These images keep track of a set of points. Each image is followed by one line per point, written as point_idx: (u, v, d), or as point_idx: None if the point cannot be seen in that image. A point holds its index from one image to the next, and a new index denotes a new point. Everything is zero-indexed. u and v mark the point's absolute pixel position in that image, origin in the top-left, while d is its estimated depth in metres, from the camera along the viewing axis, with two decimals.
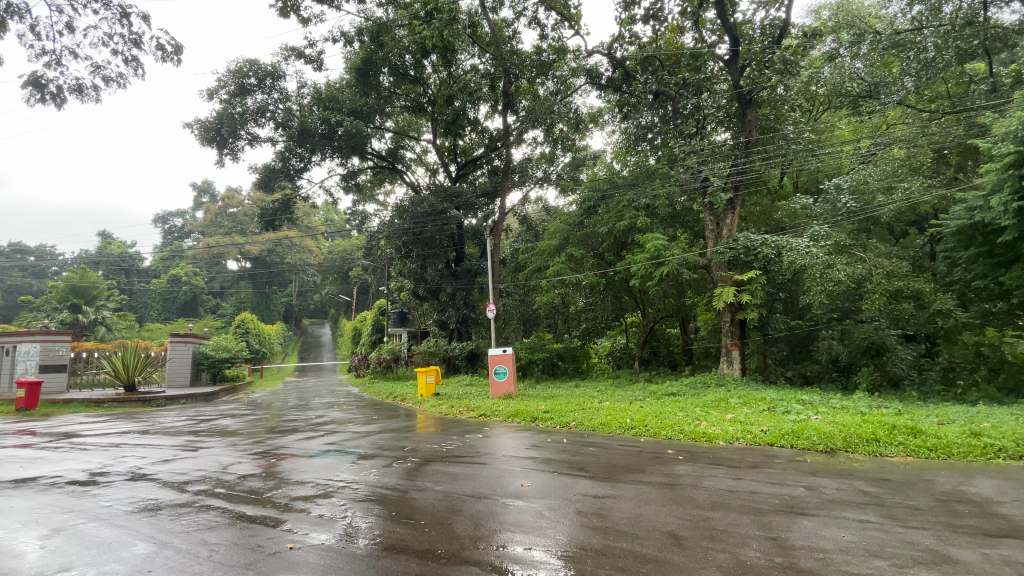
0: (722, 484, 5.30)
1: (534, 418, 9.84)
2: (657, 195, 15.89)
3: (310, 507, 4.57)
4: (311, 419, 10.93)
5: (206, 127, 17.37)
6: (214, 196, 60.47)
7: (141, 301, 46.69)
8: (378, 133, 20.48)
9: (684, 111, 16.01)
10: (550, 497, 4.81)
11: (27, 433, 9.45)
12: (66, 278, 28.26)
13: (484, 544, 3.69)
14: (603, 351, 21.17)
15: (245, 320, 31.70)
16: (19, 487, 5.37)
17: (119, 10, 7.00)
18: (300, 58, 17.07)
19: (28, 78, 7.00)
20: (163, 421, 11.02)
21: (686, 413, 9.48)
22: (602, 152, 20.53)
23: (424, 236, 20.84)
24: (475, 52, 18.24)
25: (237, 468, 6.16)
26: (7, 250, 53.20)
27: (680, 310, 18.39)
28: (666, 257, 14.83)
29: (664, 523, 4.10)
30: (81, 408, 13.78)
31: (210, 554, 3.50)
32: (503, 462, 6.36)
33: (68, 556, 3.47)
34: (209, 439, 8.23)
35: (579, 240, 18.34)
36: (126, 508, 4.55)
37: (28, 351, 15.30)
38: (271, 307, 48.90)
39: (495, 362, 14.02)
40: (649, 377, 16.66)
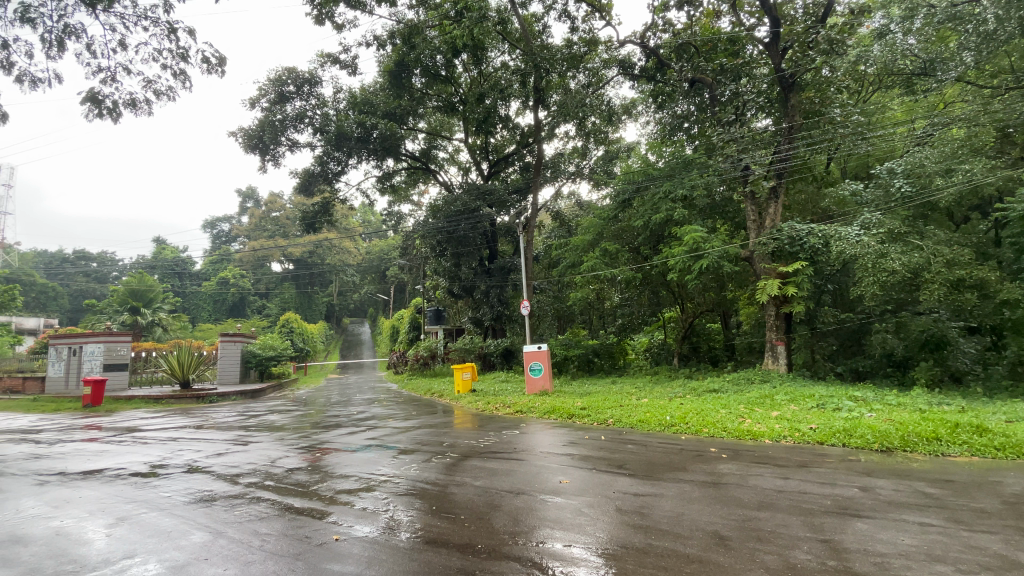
0: (769, 483, 5.12)
1: (571, 414, 9.80)
2: (694, 185, 15.39)
3: (354, 500, 4.71)
4: (352, 415, 11.18)
5: (249, 135, 17.98)
6: (258, 202, 62.93)
7: (193, 303, 49.24)
8: (410, 134, 20.77)
9: (722, 98, 15.49)
10: (589, 494, 4.77)
11: (92, 429, 10.00)
12: (126, 282, 30.09)
13: (524, 541, 3.69)
14: (641, 347, 21.06)
15: (289, 319, 32.87)
16: (88, 478, 5.77)
17: (166, 26, 7.34)
18: (335, 64, 17.48)
19: (87, 95, 7.45)
20: (215, 416, 11.56)
21: (728, 410, 9.19)
22: (636, 143, 19.94)
23: (457, 234, 21.12)
24: (505, 50, 18.22)
25: (284, 462, 6.40)
26: (72, 257, 57.26)
27: (720, 304, 18.00)
28: (706, 249, 14.38)
29: (708, 522, 3.99)
30: (142, 404, 14.68)
31: (261, 544, 3.64)
32: (540, 459, 6.37)
33: (131, 544, 3.69)
34: (258, 434, 8.60)
35: (613, 235, 18.09)
36: (184, 499, 4.81)
37: (92, 351, 16.36)
38: (313, 307, 50.80)
39: (530, 359, 14.05)
40: (689, 373, 16.20)
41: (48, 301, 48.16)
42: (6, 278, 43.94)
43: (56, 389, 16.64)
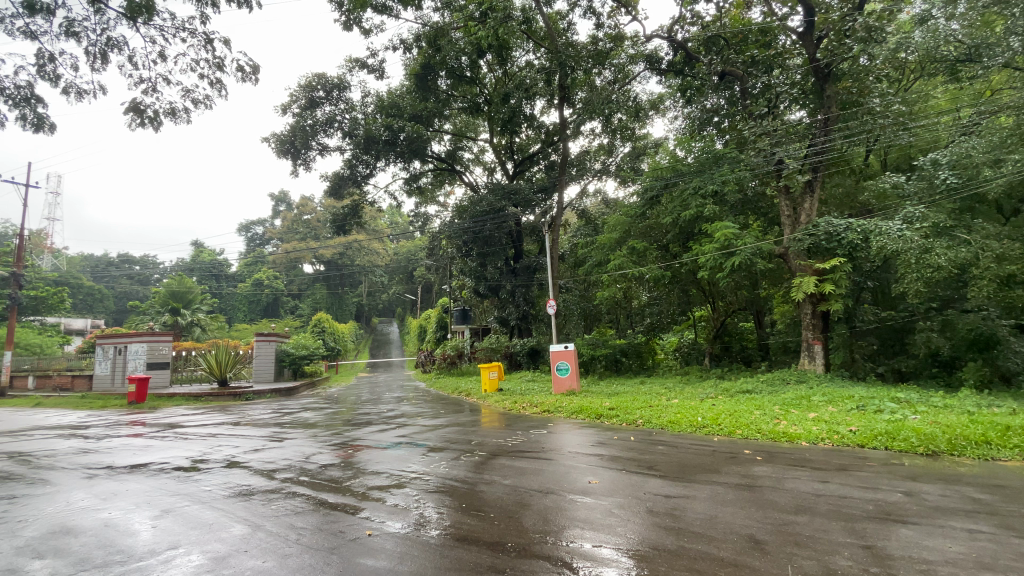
0: (807, 487, 4.96)
1: (599, 415, 9.70)
2: (726, 180, 14.96)
3: (386, 496, 4.78)
4: (383, 413, 11.36)
5: (281, 140, 18.46)
6: (290, 205, 64.58)
7: (229, 304, 50.96)
8: (436, 136, 20.97)
9: (754, 91, 15.11)
10: (619, 494, 4.72)
11: (137, 424, 10.47)
12: (167, 284, 31.35)
13: (555, 540, 3.67)
14: (670, 347, 20.72)
15: (321, 319, 33.68)
16: (134, 472, 6.04)
17: (203, 37, 7.61)
18: (363, 68, 17.78)
19: (130, 105, 7.80)
20: (252, 413, 11.92)
21: (762, 412, 8.92)
22: (664, 139, 19.56)
23: (483, 234, 21.24)
24: (529, 49, 18.20)
25: (318, 458, 6.56)
26: (117, 260, 60.05)
27: (753, 302, 17.59)
28: (737, 246, 14.01)
29: (743, 526, 3.89)
30: (183, 401, 15.27)
31: (297, 538, 3.73)
32: (569, 458, 6.33)
33: (176, 535, 3.84)
34: (292, 431, 8.83)
35: (640, 233, 17.86)
36: (224, 493, 4.98)
37: (136, 351, 17.11)
38: (343, 306, 51.93)
39: (557, 358, 13.99)
40: (721, 373, 15.85)
41: (94, 303, 50.63)
42: (56, 282, 46.36)
43: (103, 386, 17.49)
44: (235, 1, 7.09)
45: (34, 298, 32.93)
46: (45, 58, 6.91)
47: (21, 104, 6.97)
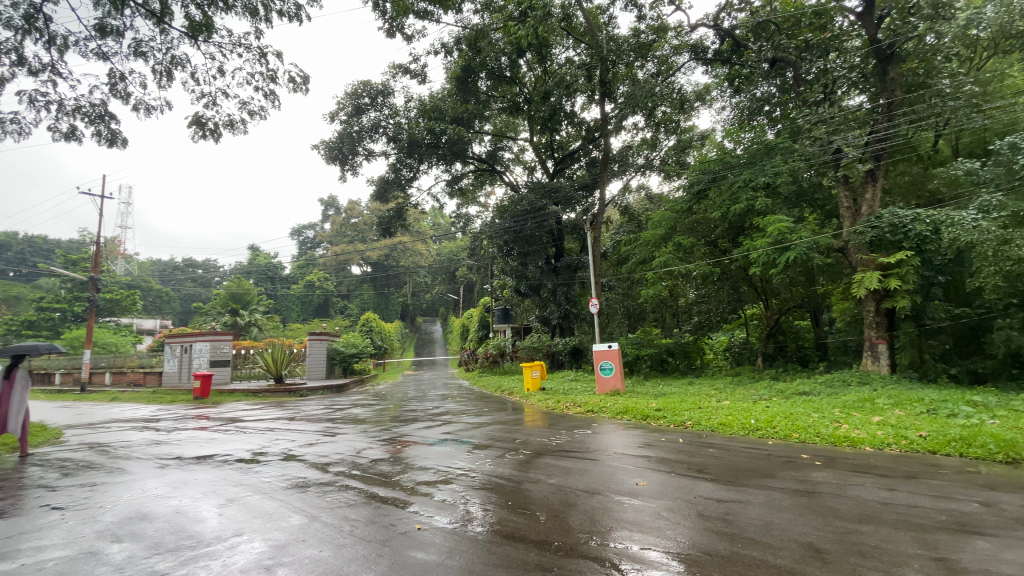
0: (871, 494, 4.68)
1: (645, 416, 9.49)
2: (778, 172, 14.41)
3: (434, 491, 4.89)
4: (429, 410, 11.60)
5: (330, 147, 19.16)
6: (339, 210, 67.00)
7: (284, 305, 53.50)
8: (477, 137, 21.18)
9: (808, 76, 14.33)
10: (668, 497, 4.62)
11: (202, 418, 11.18)
12: (227, 286, 33.26)
13: (602, 541, 3.63)
14: (720, 346, 20.10)
15: (369, 319, 34.78)
16: (202, 463, 6.45)
17: (257, 51, 8.01)
18: (407, 74, 18.19)
19: (193, 119, 8.31)
20: (306, 409, 12.46)
21: (820, 415, 8.47)
22: (711, 130, 18.96)
23: (525, 234, 21.26)
24: (570, 45, 18.03)
25: (369, 453, 6.78)
26: (182, 265, 64.29)
27: (809, 300, 16.83)
28: (792, 240, 13.42)
29: (800, 533, 3.72)
30: (243, 397, 16.17)
31: (350, 530, 3.87)
32: (615, 459, 6.25)
33: (239, 523, 4.07)
34: (343, 426, 9.16)
35: (687, 229, 17.38)
36: (283, 484, 5.24)
37: (201, 349, 18.28)
38: (389, 306, 53.36)
39: (601, 358, 13.82)
40: (775, 374, 15.24)
41: (162, 304, 54.46)
42: (129, 285, 50.20)
43: (171, 382, 18.77)
44: (286, 15, 7.43)
45: (110, 300, 35.75)
46: (117, 77, 7.48)
47: (96, 121, 7.57)
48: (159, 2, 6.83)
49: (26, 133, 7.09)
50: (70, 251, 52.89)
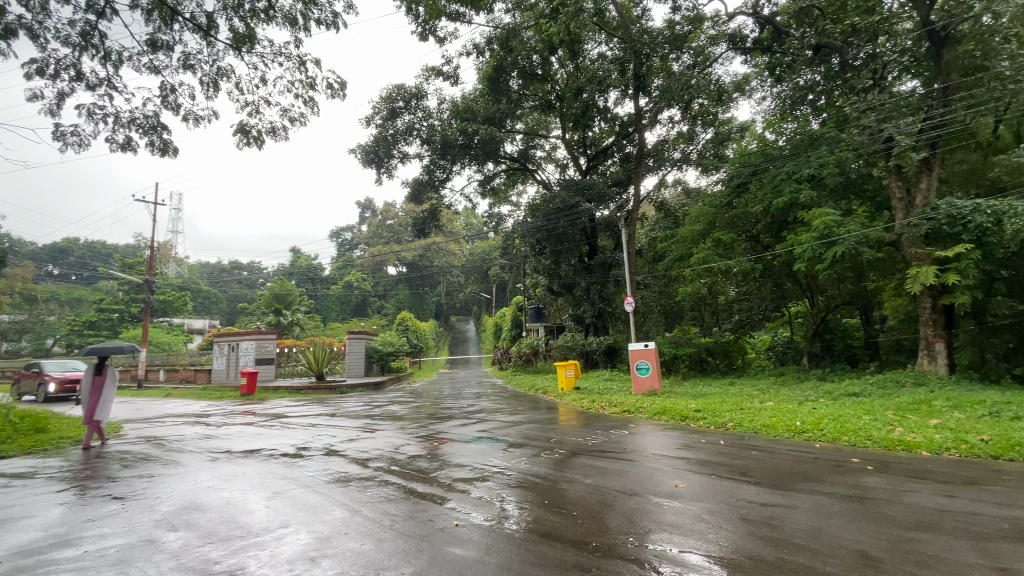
0: (928, 501, 4.42)
1: (684, 417, 9.28)
2: (824, 163, 13.81)
3: (471, 488, 4.94)
4: (464, 408, 11.73)
5: (366, 151, 19.59)
6: (375, 211, 68.54)
7: (324, 305, 55.22)
8: (509, 136, 21.22)
9: (856, 62, 13.67)
10: (709, 500, 4.50)
11: (249, 414, 11.65)
12: (270, 287, 34.61)
13: (640, 542, 3.57)
14: (763, 346, 19.46)
15: (404, 318, 35.42)
16: (250, 457, 6.74)
17: (297, 59, 8.28)
18: (439, 76, 18.39)
19: (238, 127, 8.66)
20: (346, 406, 12.81)
21: (872, 417, 8.06)
22: (751, 121, 18.33)
23: (557, 232, 21.11)
24: (602, 40, 17.66)
25: (407, 449, 6.91)
26: (229, 267, 67.30)
27: (859, 296, 16.07)
28: (839, 235, 12.81)
29: (851, 540, 3.55)
30: (286, 394, 16.79)
31: (390, 524, 3.96)
32: (653, 461, 6.14)
33: (286, 515, 4.23)
34: (382, 423, 9.38)
35: (727, 224, 16.89)
36: (326, 478, 5.42)
37: (247, 348, 19.06)
38: (424, 306, 54.22)
39: (637, 357, 13.62)
40: (822, 373, 14.62)
41: (211, 305, 57.12)
42: (180, 286, 52.88)
43: (220, 379, 19.69)
44: (323, 24, 7.65)
45: (164, 301, 37.76)
46: (168, 90, 7.88)
47: (149, 132, 8.00)
48: (205, 17, 7.16)
49: (86, 145, 7.56)
50: (127, 256, 56.15)
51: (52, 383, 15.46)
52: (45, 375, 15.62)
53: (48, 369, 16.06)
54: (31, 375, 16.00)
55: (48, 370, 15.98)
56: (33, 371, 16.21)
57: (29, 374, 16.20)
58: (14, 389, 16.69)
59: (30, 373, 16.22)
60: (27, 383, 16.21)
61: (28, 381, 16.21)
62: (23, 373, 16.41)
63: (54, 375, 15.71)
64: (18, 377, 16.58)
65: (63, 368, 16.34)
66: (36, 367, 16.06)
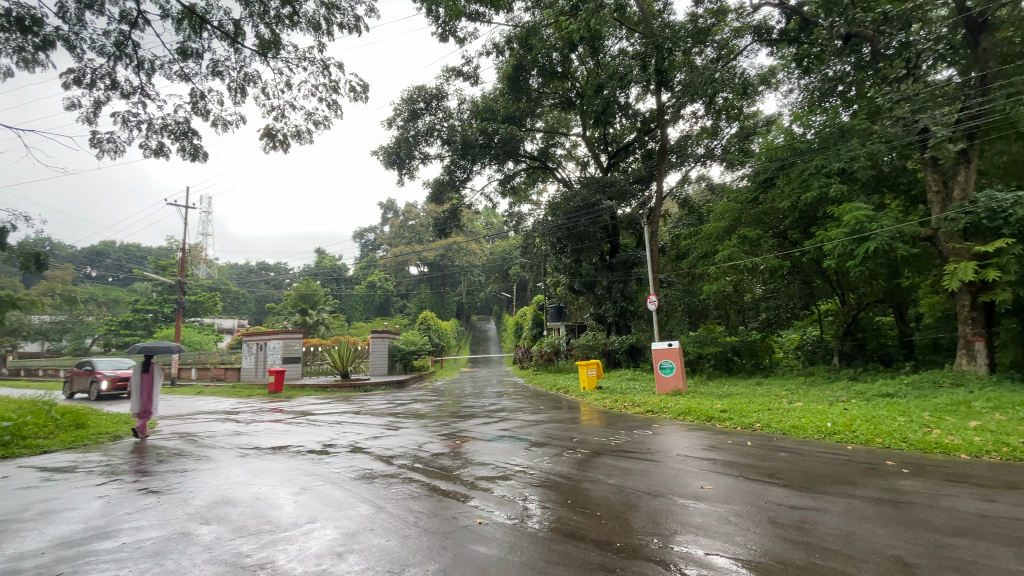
0: (968, 506, 4.24)
1: (709, 417, 9.12)
2: (855, 156, 13.40)
3: (493, 486, 4.96)
4: (486, 406, 11.77)
5: (388, 152, 19.82)
6: (397, 212, 69.29)
7: (348, 305, 56.11)
8: (529, 135, 21.19)
9: (887, 51, 13.15)
10: (736, 502, 4.41)
11: (276, 411, 11.92)
12: (297, 287, 35.35)
13: (665, 544, 3.53)
14: (792, 345, 19.00)
15: (426, 318, 35.79)
16: (278, 453, 6.90)
17: (321, 64, 8.43)
18: (459, 76, 18.47)
19: (264, 131, 8.87)
20: (371, 404, 13.00)
21: (909, 419, 7.77)
22: (777, 115, 17.91)
23: (578, 230, 20.99)
24: (623, 35, 17.39)
25: (430, 447, 6.98)
26: (256, 267, 69.00)
27: (893, 293, 15.53)
28: (872, 230, 12.40)
29: (886, 546, 3.44)
30: (313, 392, 17.14)
31: (415, 521, 4.00)
32: (677, 461, 6.06)
33: (313, 511, 4.31)
34: (406, 421, 9.49)
35: (753, 220, 16.55)
36: (351, 475, 5.51)
37: (274, 347, 19.50)
38: (446, 305, 54.68)
39: (660, 356, 13.46)
40: (854, 373, 14.18)
41: (239, 305, 58.70)
42: (211, 287, 54.50)
43: (249, 377, 20.22)
44: (346, 28, 7.75)
45: (195, 301, 38.96)
46: (197, 96, 8.12)
47: (180, 138, 8.26)
48: (233, 24, 7.34)
49: (121, 151, 7.85)
50: (160, 258, 58.12)
51: (105, 381, 16.11)
52: (97, 374, 16.26)
53: (100, 368, 16.74)
54: (84, 373, 16.67)
55: (99, 368, 16.67)
56: (85, 369, 16.92)
57: (82, 372, 16.90)
58: (65, 387, 17.44)
59: (82, 371, 16.92)
60: (80, 381, 16.90)
61: (80, 379, 16.91)
62: (75, 371, 17.13)
63: (106, 373, 16.36)
64: (71, 375, 17.29)
65: (113, 366, 17.00)
66: (88, 365, 16.74)
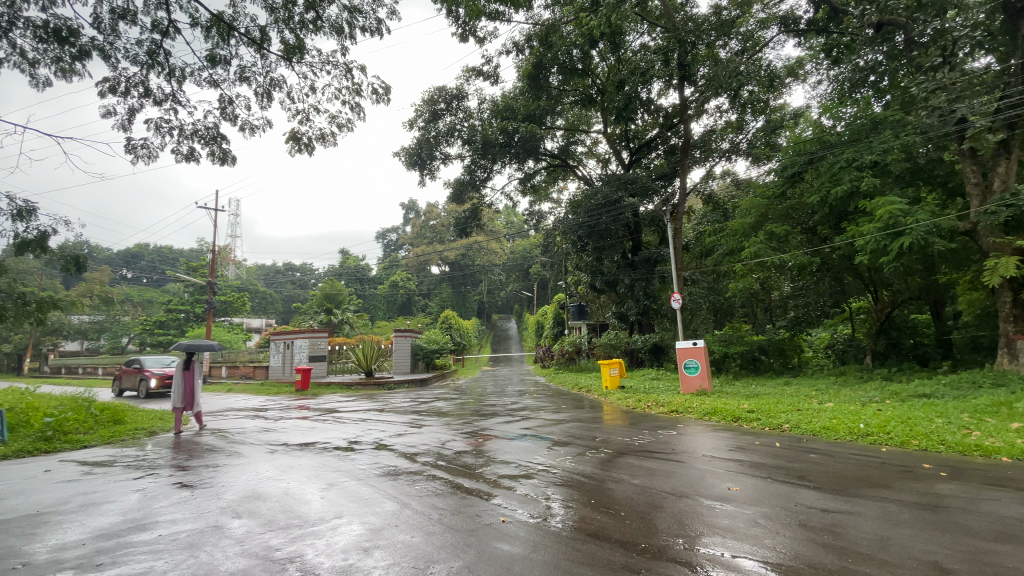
0: (1011, 511, 4.06)
1: (736, 418, 8.95)
2: (888, 148, 12.98)
3: (516, 485, 4.96)
4: (508, 405, 11.78)
5: (410, 153, 20.01)
6: (418, 212, 69.90)
7: (371, 304, 56.95)
8: (549, 133, 21.10)
9: (921, 39, 12.48)
10: (765, 504, 4.31)
11: (303, 409, 12.17)
12: (322, 288, 36.03)
13: (691, 545, 3.47)
14: (822, 344, 18.48)
15: (448, 317, 36.07)
16: (305, 449, 7.05)
17: (344, 67, 8.56)
18: (479, 76, 18.52)
19: (290, 135, 9.05)
20: (394, 401, 13.16)
21: (946, 420, 7.49)
22: (805, 107, 17.41)
23: (599, 228, 20.83)
24: (644, 30, 17.17)
25: (453, 444, 7.03)
26: (283, 268, 70.57)
27: (930, 290, 14.98)
28: (906, 224, 11.98)
29: (923, 551, 3.32)
30: (338, 390, 17.44)
31: (439, 518, 4.04)
32: (703, 462, 5.95)
33: (340, 506, 4.39)
34: (429, 419, 9.57)
35: (782, 215, 16.23)
36: (376, 471, 5.59)
37: (301, 345, 19.92)
38: (467, 304, 54.99)
39: (685, 355, 13.27)
40: (887, 373, 13.71)
41: (267, 305, 60.22)
42: (240, 287, 56.06)
43: (277, 375, 20.69)
44: (368, 31, 7.86)
45: (225, 302, 40.08)
46: (226, 102, 8.34)
47: (210, 142, 8.50)
48: (259, 31, 7.52)
49: (155, 156, 8.12)
50: (191, 260, 59.99)
51: (154, 379, 16.71)
52: (147, 372, 16.84)
53: (149, 365, 17.40)
54: (133, 371, 17.31)
55: (149, 366, 17.30)
56: (135, 367, 17.59)
57: (131, 370, 17.55)
58: (115, 385, 18.09)
59: (131, 369, 17.58)
60: (129, 378, 17.53)
61: (129, 377, 17.55)
62: (124, 368, 17.81)
63: (155, 371, 16.98)
64: (120, 373, 17.96)
65: (160, 364, 17.61)
66: (137, 363, 17.40)
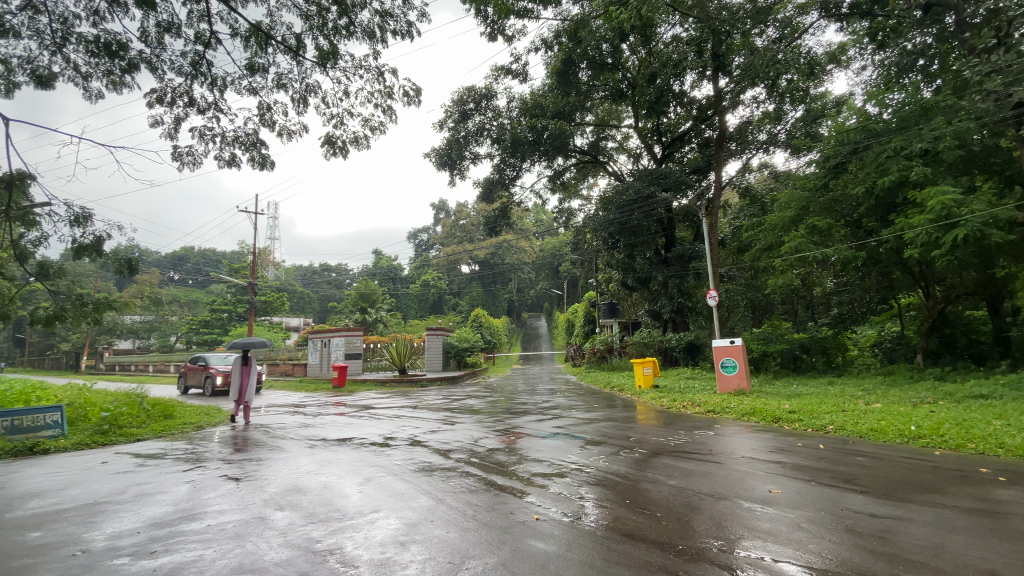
0: None
1: (776, 418, 8.66)
2: (940, 134, 12.30)
3: (549, 483, 4.96)
4: (540, 403, 11.77)
5: (440, 154, 20.23)
6: (449, 212, 70.58)
7: (403, 303, 57.95)
8: (579, 129, 20.94)
9: (975, 20, 11.59)
10: (808, 508, 4.16)
11: (340, 405, 12.50)
12: (357, 287, 36.89)
13: (731, 548, 3.39)
14: (869, 342, 17.66)
15: (479, 315, 36.39)
16: (343, 445, 7.24)
17: (376, 70, 8.71)
18: (508, 75, 18.53)
19: (325, 139, 9.29)
20: (427, 399, 13.36)
21: (1006, 422, 7.03)
22: (848, 94, 16.61)
23: (631, 225, 20.55)
24: (676, 21, 16.78)
25: (486, 442, 7.08)
26: (319, 268, 72.62)
27: (987, 285, 14.09)
28: (961, 216, 11.30)
29: (979, 559, 3.13)
30: (373, 387, 17.84)
31: (473, 514, 4.08)
32: (741, 464, 5.79)
33: (377, 501, 4.49)
34: (462, 416, 9.67)
35: (824, 208, 15.54)
36: (411, 467, 5.69)
37: (338, 343, 20.48)
38: (497, 303, 55.27)
39: (721, 354, 12.94)
40: (940, 373, 12.98)
41: (304, 305, 62.14)
42: (278, 288, 58.08)
43: (315, 372, 21.32)
44: (399, 34, 7.96)
45: (266, 301, 41.58)
46: (264, 108, 8.63)
47: (250, 148, 8.81)
48: (294, 38, 7.74)
49: (199, 163, 8.48)
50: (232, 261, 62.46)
51: (219, 377, 17.48)
52: (212, 369, 17.60)
53: (213, 363, 18.22)
54: (199, 369, 18.13)
55: (216, 364, 18.14)
56: (201, 364, 18.42)
57: (197, 367, 18.37)
58: (182, 381, 19.01)
59: (198, 367, 18.39)
60: (195, 376, 18.36)
61: (195, 374, 18.37)
62: (191, 367, 18.64)
63: (221, 369, 17.75)
64: (188, 371, 18.78)
65: (225, 362, 18.44)
66: (204, 361, 18.23)
